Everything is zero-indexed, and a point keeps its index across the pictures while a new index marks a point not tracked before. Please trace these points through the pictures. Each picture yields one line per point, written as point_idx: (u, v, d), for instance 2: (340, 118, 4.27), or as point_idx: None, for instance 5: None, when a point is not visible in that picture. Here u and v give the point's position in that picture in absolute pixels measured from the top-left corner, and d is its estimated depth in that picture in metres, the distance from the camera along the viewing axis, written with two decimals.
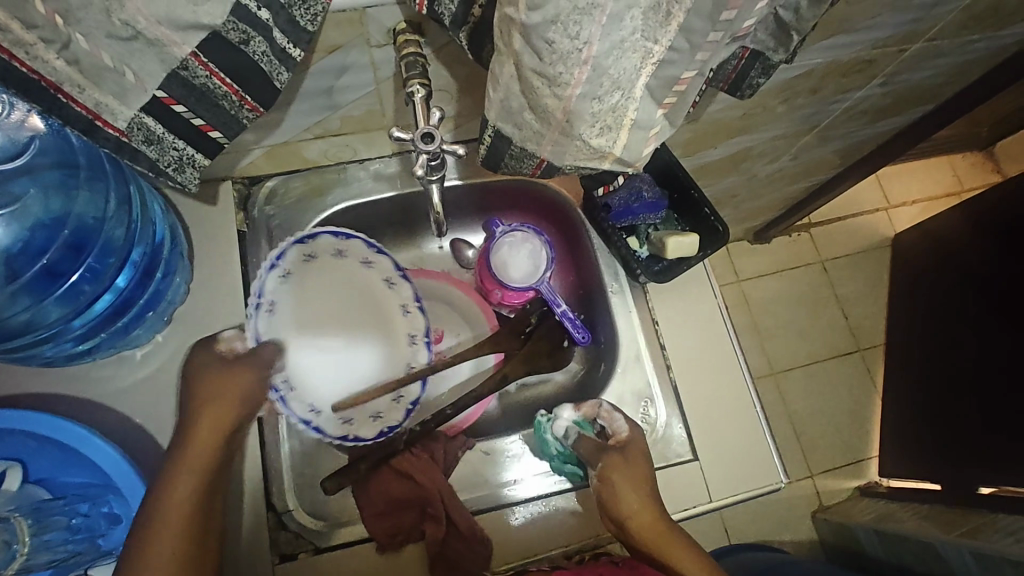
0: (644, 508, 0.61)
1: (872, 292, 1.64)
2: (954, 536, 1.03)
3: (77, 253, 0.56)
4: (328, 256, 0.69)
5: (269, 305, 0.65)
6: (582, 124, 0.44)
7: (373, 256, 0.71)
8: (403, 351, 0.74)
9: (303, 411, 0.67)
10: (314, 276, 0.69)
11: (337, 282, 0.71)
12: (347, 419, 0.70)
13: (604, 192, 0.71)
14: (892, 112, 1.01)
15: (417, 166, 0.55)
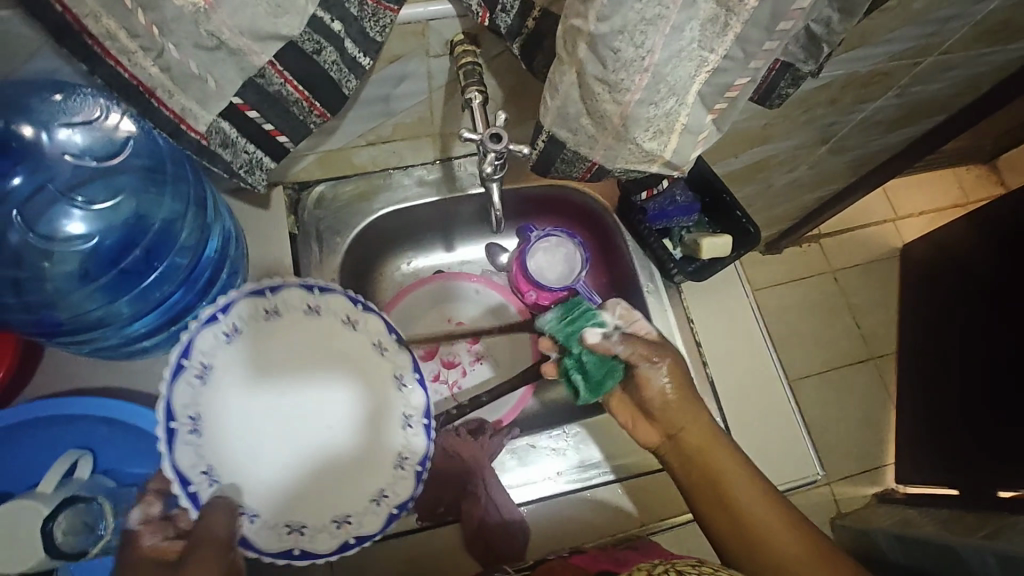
0: (690, 418, 0.65)
1: (884, 301, 1.66)
2: (973, 538, 1.03)
3: (151, 256, 0.58)
4: (255, 330, 0.64)
5: (192, 419, 0.60)
6: (637, 129, 0.47)
7: (317, 297, 0.66)
8: (393, 399, 0.68)
9: (283, 530, 0.62)
10: (242, 363, 0.63)
11: (270, 360, 0.65)
12: (345, 519, 0.64)
13: (645, 197, 0.73)
14: (904, 123, 1.05)
15: (485, 165, 0.56)
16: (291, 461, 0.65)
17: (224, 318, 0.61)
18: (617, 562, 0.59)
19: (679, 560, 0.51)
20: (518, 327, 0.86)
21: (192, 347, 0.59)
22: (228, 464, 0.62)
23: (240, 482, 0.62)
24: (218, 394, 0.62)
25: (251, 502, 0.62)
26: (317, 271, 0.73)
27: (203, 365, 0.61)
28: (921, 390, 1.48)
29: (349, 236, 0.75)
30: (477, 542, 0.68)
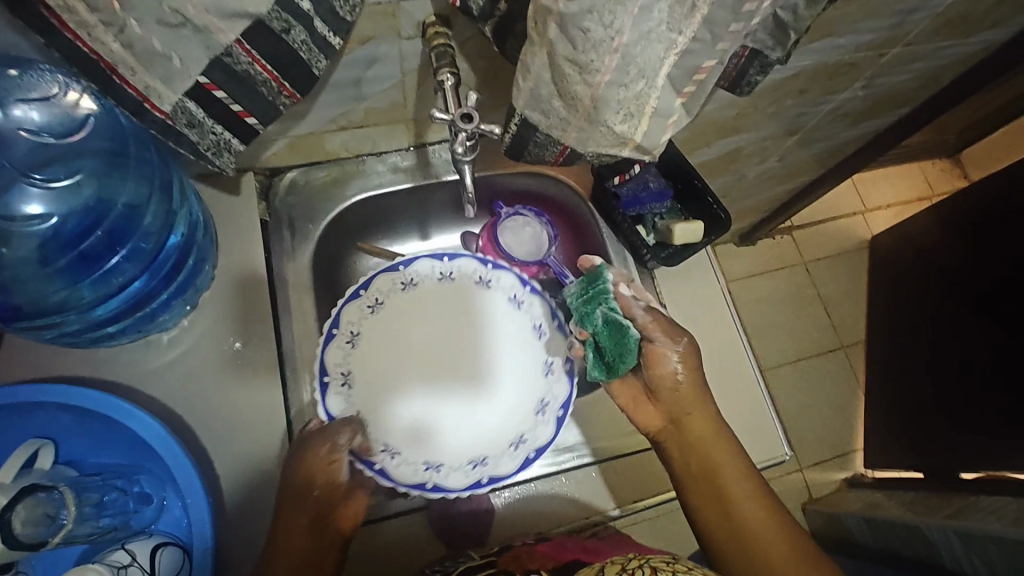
0: (695, 406, 0.64)
1: (853, 292, 1.71)
2: (938, 518, 1.06)
3: (113, 241, 0.57)
4: (393, 301, 0.74)
5: (343, 373, 0.69)
6: (608, 111, 0.47)
7: (448, 265, 0.76)
8: (536, 349, 0.75)
9: (421, 467, 0.69)
10: (385, 328, 0.74)
11: (423, 329, 0.76)
12: (481, 461, 0.71)
13: (617, 181, 0.73)
14: (871, 115, 1.08)
15: (455, 145, 0.55)
16: (433, 411, 0.74)
17: (365, 292, 0.72)
18: (589, 553, 0.58)
19: (653, 556, 0.52)
20: None
21: (341, 317, 0.70)
22: (374, 414, 0.71)
23: (383, 431, 0.70)
24: (368, 357, 0.72)
25: (393, 445, 0.70)
26: (289, 258, 0.72)
27: (351, 332, 0.71)
28: (887, 377, 1.53)
29: (322, 223, 0.74)
30: (447, 529, 0.69)
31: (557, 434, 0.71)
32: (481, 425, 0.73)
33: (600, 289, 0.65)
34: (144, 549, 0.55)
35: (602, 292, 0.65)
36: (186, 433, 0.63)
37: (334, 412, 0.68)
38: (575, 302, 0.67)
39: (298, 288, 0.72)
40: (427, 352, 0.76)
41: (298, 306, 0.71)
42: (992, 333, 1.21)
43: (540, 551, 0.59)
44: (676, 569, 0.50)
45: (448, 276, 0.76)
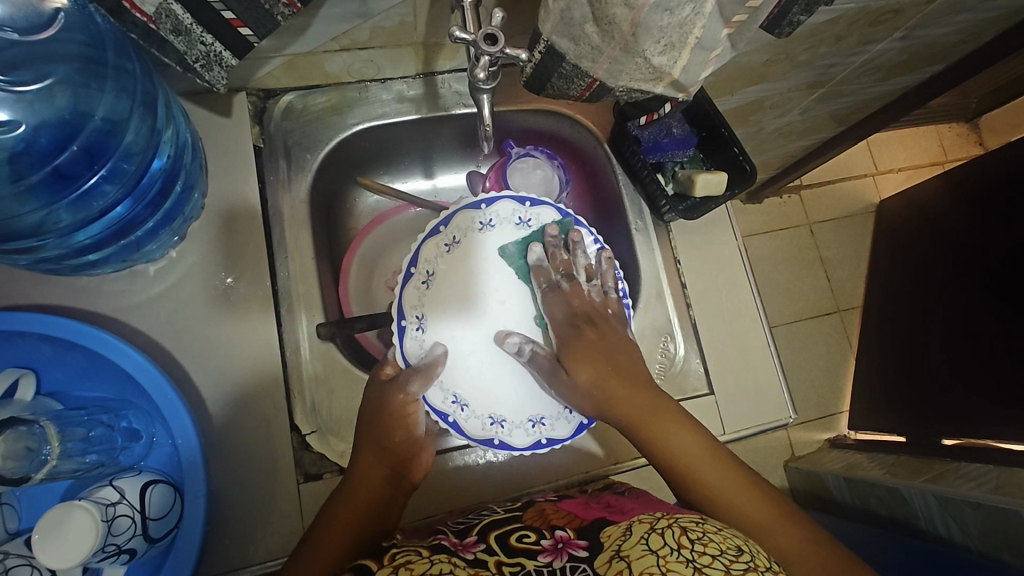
0: (623, 404, 0.61)
1: (856, 256, 1.69)
2: (920, 482, 1.08)
3: (91, 159, 0.52)
4: (470, 240, 0.69)
5: (417, 318, 0.66)
6: (648, 40, 0.42)
7: (529, 211, 0.70)
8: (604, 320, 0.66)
9: (486, 421, 0.66)
10: (462, 266, 0.69)
11: (498, 275, 0.70)
12: (540, 420, 0.67)
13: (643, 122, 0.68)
14: (904, 70, 1.02)
15: (477, 71, 0.50)
16: (506, 363, 0.69)
17: (444, 229, 0.68)
18: (615, 512, 0.57)
19: (682, 516, 0.52)
20: None
21: (419, 256, 0.67)
22: (455, 361, 0.68)
23: (458, 379, 0.67)
24: (441, 299, 0.68)
25: (463, 395, 0.67)
26: (284, 190, 0.67)
27: (427, 272, 0.67)
28: (882, 343, 1.53)
29: (320, 153, 0.69)
30: (454, 481, 0.68)
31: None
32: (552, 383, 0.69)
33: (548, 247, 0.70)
34: (133, 488, 0.52)
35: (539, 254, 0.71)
36: (175, 368, 0.60)
37: (408, 359, 0.65)
38: (517, 262, 0.70)
39: (294, 223, 0.67)
40: (497, 299, 0.70)
41: (294, 242, 0.67)
42: (994, 306, 1.20)
43: (566, 509, 0.59)
44: (705, 531, 0.49)
45: (526, 221, 0.70)
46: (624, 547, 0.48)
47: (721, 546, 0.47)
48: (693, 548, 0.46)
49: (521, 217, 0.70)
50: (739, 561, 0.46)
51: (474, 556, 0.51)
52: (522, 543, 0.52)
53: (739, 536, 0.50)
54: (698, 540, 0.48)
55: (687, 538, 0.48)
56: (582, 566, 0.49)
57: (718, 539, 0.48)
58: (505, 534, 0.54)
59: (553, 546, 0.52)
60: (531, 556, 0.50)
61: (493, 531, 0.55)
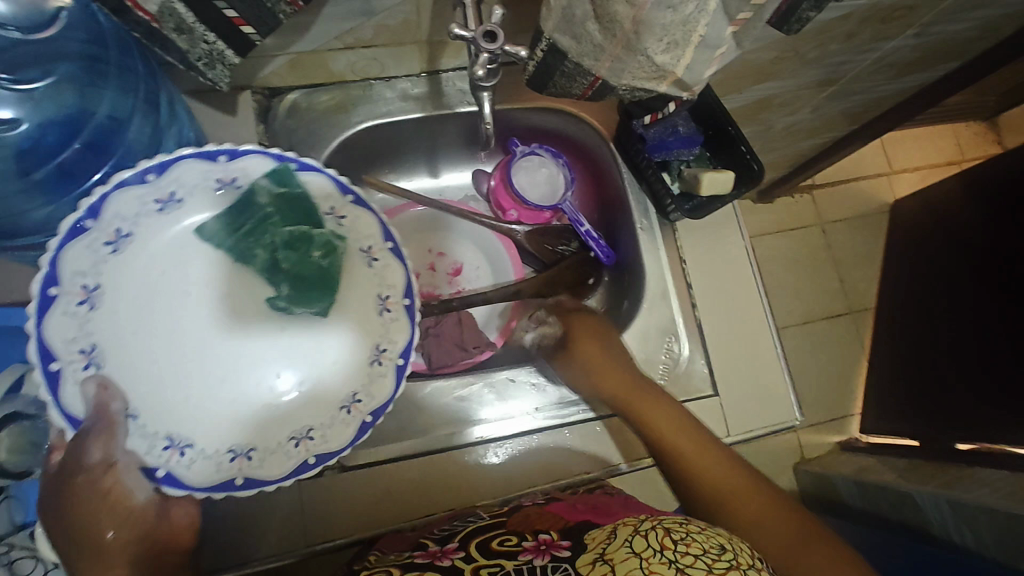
0: (613, 375, 0.64)
1: (869, 256, 1.66)
2: (932, 487, 1.06)
3: (98, 155, 0.53)
4: (145, 232, 0.56)
5: (85, 352, 0.52)
6: (650, 38, 0.42)
7: (227, 170, 0.56)
8: (364, 279, 0.61)
9: (224, 457, 0.56)
10: (136, 277, 0.56)
11: (138, 275, 0.56)
12: (305, 435, 0.57)
13: (648, 122, 0.66)
14: (918, 67, 1.00)
15: (476, 68, 0.49)
16: (208, 368, 0.58)
17: (96, 225, 0.51)
18: (600, 514, 0.55)
19: (666, 516, 0.52)
20: (506, 271, 0.79)
21: (61, 267, 0.50)
22: (142, 394, 0.55)
23: (155, 413, 0.55)
24: (107, 321, 0.53)
25: (181, 436, 0.55)
26: None
27: (84, 288, 0.52)
28: (896, 346, 1.50)
29: (325, 151, 0.68)
30: (447, 481, 0.63)
31: (394, 390, 0.58)
32: (246, 389, 0.59)
33: (266, 213, 0.58)
34: None
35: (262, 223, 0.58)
36: None
37: (80, 413, 0.50)
38: (228, 240, 0.59)
39: None
40: (203, 288, 0.59)
41: None
42: (1011, 308, 1.18)
43: (551, 511, 0.57)
44: (689, 532, 0.49)
45: (221, 184, 0.56)
46: (608, 549, 0.48)
47: (704, 545, 0.48)
48: (675, 548, 0.47)
49: (218, 180, 0.56)
50: (721, 560, 0.46)
51: (451, 564, 0.50)
52: (503, 547, 0.51)
53: (724, 534, 0.51)
54: (681, 541, 0.48)
55: (670, 539, 0.48)
56: (564, 568, 0.48)
57: (702, 538, 0.49)
58: (486, 540, 0.53)
59: (535, 548, 0.51)
60: (511, 557, 0.50)
61: (477, 537, 0.53)
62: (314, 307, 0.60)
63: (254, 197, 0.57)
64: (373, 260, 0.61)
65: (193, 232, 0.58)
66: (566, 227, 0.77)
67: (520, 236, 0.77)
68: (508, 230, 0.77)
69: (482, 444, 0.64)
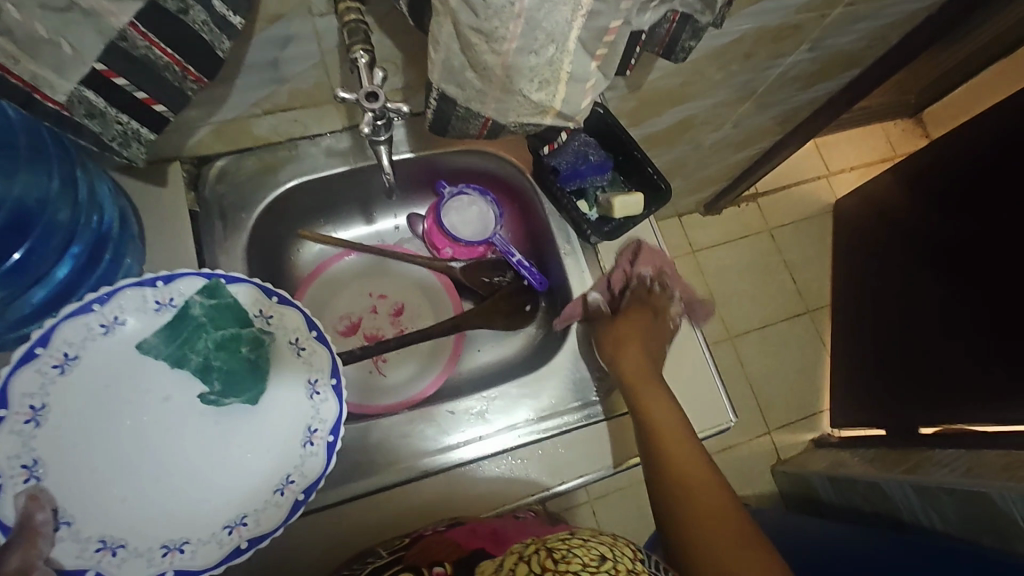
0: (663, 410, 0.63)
1: (819, 257, 1.73)
2: (898, 474, 1.11)
3: (17, 233, 0.53)
4: (92, 349, 0.57)
5: (26, 467, 0.52)
6: (522, 79, 0.46)
7: (165, 291, 0.60)
8: (294, 368, 0.62)
9: (157, 553, 0.55)
10: (82, 393, 0.56)
11: (79, 391, 0.56)
12: (239, 521, 0.57)
13: (550, 152, 0.71)
14: (823, 77, 1.07)
15: (365, 127, 0.55)
16: (141, 471, 0.57)
17: (45, 350, 0.54)
18: (495, 541, 0.57)
19: (549, 536, 0.52)
20: (446, 307, 0.81)
21: (10, 392, 0.52)
22: (75, 501, 0.53)
23: (92, 518, 0.54)
24: (61, 433, 0.54)
25: (117, 536, 0.54)
26: (222, 249, 0.68)
27: (31, 407, 0.53)
28: (854, 340, 1.55)
29: (256, 210, 0.70)
30: (392, 510, 0.63)
31: (327, 465, 0.60)
32: (186, 482, 0.58)
33: (200, 321, 0.61)
34: None
35: (197, 328, 0.61)
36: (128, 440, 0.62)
37: (9, 521, 0.50)
38: (167, 350, 0.60)
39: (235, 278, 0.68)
40: (156, 394, 0.59)
41: None
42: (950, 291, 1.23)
43: (449, 538, 0.57)
44: (570, 547, 0.50)
45: (163, 305, 0.60)
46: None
47: (584, 559, 0.48)
48: (555, 568, 0.47)
49: (158, 299, 0.60)
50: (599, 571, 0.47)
51: None
52: None
53: (606, 545, 0.52)
54: (563, 559, 0.48)
55: (552, 559, 0.48)
56: None
57: (582, 552, 0.50)
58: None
59: None
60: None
61: None
62: (245, 397, 0.61)
63: (188, 309, 0.61)
64: (299, 350, 0.63)
65: (135, 347, 0.59)
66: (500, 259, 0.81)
67: (457, 270, 0.80)
68: (445, 267, 0.81)
69: (424, 479, 0.64)
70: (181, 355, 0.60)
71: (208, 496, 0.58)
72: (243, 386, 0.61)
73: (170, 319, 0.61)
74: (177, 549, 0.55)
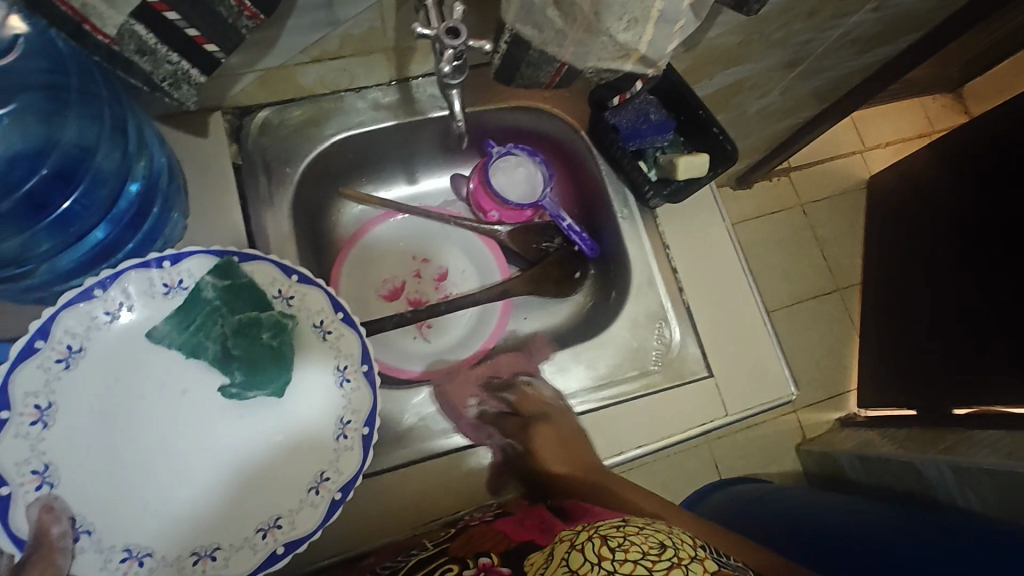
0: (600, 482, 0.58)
1: (852, 234, 1.68)
2: (933, 454, 1.09)
3: (66, 182, 0.51)
4: (97, 343, 0.55)
5: (37, 472, 0.50)
6: (610, 18, 0.42)
7: (173, 273, 0.57)
8: (321, 354, 0.60)
9: (187, 560, 0.53)
10: (90, 390, 0.54)
11: (87, 391, 0.54)
12: (273, 524, 0.56)
13: (619, 103, 0.68)
14: (881, 41, 1.01)
15: (443, 65, 0.51)
16: (164, 474, 0.55)
17: (46, 344, 0.52)
18: (546, 530, 0.51)
19: (601, 522, 0.48)
20: (492, 272, 0.79)
21: (12, 391, 0.50)
22: (98, 507, 0.52)
23: (115, 525, 0.52)
24: (70, 435, 0.52)
25: (144, 543, 0.53)
26: (265, 204, 0.65)
27: (36, 407, 0.51)
28: (884, 319, 1.52)
29: (300, 166, 0.67)
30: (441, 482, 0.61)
31: (364, 460, 0.57)
32: (215, 482, 0.56)
33: (214, 305, 0.57)
34: None
35: (211, 314, 0.58)
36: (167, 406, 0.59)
37: (25, 534, 0.49)
38: (180, 339, 0.58)
39: (279, 236, 0.65)
40: (172, 387, 0.57)
41: (280, 256, 0.64)
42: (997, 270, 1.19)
43: (495, 530, 0.52)
44: (624, 534, 0.46)
45: (172, 289, 0.58)
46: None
47: (643, 547, 0.44)
48: (613, 558, 0.43)
49: (165, 283, 0.57)
50: (661, 562, 0.42)
51: None
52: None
53: (663, 530, 0.47)
54: (618, 545, 0.44)
55: (607, 547, 0.44)
56: None
57: (638, 539, 0.45)
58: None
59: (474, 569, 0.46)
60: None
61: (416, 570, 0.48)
62: (268, 389, 0.59)
63: (201, 291, 0.57)
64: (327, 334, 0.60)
65: (143, 336, 0.57)
66: (549, 223, 0.78)
67: (503, 235, 0.78)
68: (490, 232, 0.78)
69: (459, 453, 0.62)
70: (198, 342, 0.58)
71: (237, 498, 0.56)
72: (263, 376, 0.58)
73: (183, 302, 0.58)
74: (209, 557, 0.54)
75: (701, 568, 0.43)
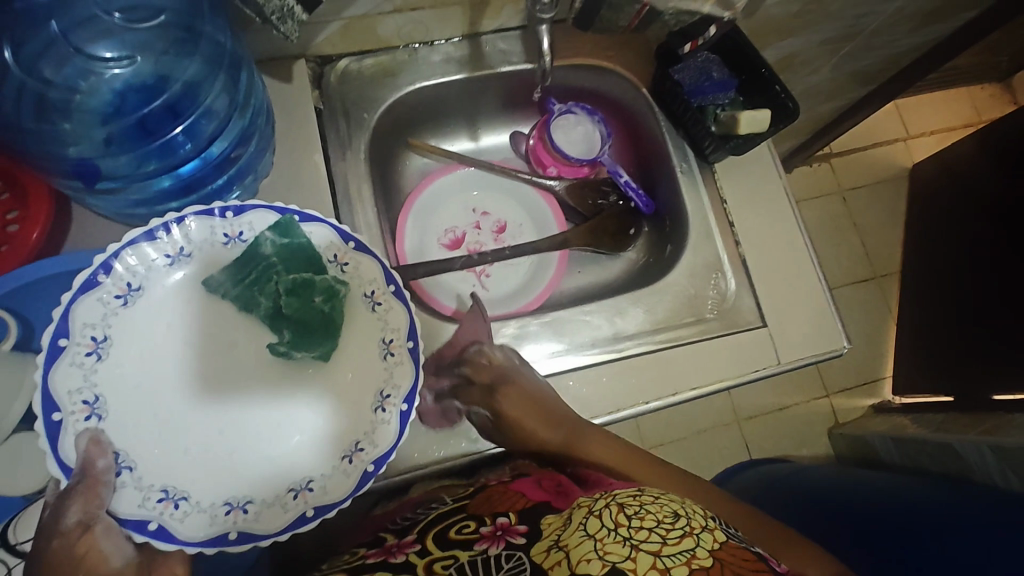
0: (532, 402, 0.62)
1: (893, 222, 1.67)
2: (973, 435, 1.09)
3: (176, 114, 0.55)
4: (155, 284, 0.56)
5: (87, 402, 0.51)
6: None
7: (234, 225, 0.57)
8: (368, 325, 0.58)
9: (219, 510, 0.52)
10: (147, 328, 0.55)
11: (143, 330, 0.55)
12: (306, 486, 0.54)
13: (690, 50, 0.68)
14: (937, 17, 1.01)
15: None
16: (205, 423, 0.55)
17: (108, 278, 0.54)
18: (562, 493, 0.56)
19: (619, 492, 0.51)
20: (548, 226, 0.81)
21: (71, 320, 0.51)
22: (140, 445, 0.52)
23: (154, 465, 0.52)
24: (124, 369, 0.53)
25: (179, 488, 0.52)
26: (343, 148, 0.69)
27: (93, 339, 0.52)
28: (920, 306, 1.52)
29: (376, 113, 0.71)
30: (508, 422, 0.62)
31: (399, 435, 0.55)
32: (253, 436, 0.55)
33: (270, 262, 0.57)
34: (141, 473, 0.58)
35: (264, 271, 0.57)
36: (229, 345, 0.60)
37: (73, 462, 0.49)
38: (233, 291, 0.57)
39: (356, 177, 0.68)
40: (221, 339, 0.57)
41: (356, 196, 0.68)
42: None
43: (514, 489, 0.57)
44: (642, 503, 0.49)
45: (230, 240, 0.58)
46: (562, 536, 0.46)
47: (658, 516, 0.47)
48: (630, 524, 0.46)
49: (224, 233, 0.57)
50: (675, 529, 0.46)
51: (405, 559, 0.49)
52: (460, 535, 0.51)
53: (676, 501, 0.51)
54: (636, 514, 0.47)
55: (624, 515, 0.47)
56: (518, 553, 0.47)
57: (654, 508, 0.48)
58: (443, 531, 0.52)
59: (491, 533, 0.50)
60: (467, 546, 0.49)
61: (432, 530, 0.53)
62: (315, 352, 0.57)
63: (258, 247, 0.57)
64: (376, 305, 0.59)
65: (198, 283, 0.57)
66: (605, 180, 0.80)
67: (560, 190, 0.80)
68: (548, 186, 0.81)
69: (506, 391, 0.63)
70: (250, 298, 0.57)
71: (274, 455, 0.55)
72: (313, 338, 0.56)
73: (239, 257, 0.57)
74: (239, 509, 0.53)
75: (712, 538, 0.47)
